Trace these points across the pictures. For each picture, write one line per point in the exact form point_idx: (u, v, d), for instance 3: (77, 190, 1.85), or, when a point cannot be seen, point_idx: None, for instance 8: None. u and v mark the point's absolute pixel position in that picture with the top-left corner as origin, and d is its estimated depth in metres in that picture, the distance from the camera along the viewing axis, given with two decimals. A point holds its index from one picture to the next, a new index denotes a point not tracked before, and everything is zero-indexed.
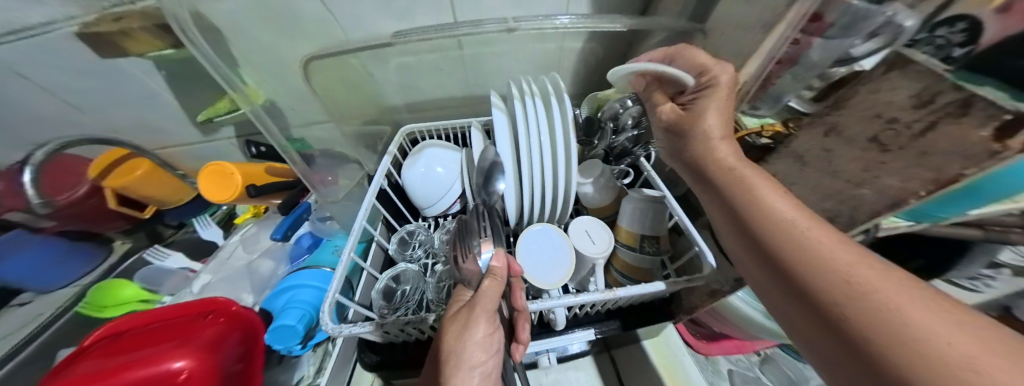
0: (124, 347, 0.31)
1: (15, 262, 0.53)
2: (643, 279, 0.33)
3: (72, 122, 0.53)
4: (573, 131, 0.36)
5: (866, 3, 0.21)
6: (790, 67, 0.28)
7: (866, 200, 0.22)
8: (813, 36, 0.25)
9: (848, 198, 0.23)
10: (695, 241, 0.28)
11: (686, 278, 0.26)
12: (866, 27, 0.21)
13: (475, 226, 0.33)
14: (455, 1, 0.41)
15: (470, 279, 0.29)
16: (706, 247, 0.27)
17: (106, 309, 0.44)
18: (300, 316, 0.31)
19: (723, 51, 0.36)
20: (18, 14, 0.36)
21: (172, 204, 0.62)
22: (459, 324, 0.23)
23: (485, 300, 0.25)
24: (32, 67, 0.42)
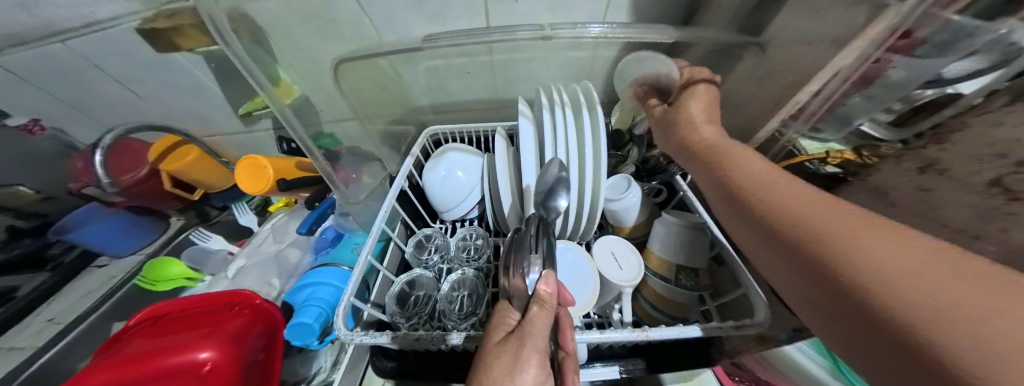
0: (163, 331, 0.35)
1: (95, 231, 0.61)
2: (677, 313, 0.30)
3: (135, 108, 0.59)
4: (604, 143, 0.34)
5: (971, 20, 0.18)
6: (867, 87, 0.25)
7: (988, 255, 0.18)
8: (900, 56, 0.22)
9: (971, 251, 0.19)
10: (745, 280, 0.25)
11: (735, 326, 0.23)
12: (968, 46, 0.18)
13: (528, 242, 0.29)
14: (489, 5, 0.40)
15: (516, 301, 0.26)
16: (760, 288, 0.24)
17: (158, 283, 0.49)
18: (317, 315, 0.32)
19: (781, 62, 0.31)
20: (91, 9, 0.41)
21: (217, 188, 0.68)
22: (507, 360, 0.21)
23: (536, 334, 0.22)
24: (103, 57, 0.47)
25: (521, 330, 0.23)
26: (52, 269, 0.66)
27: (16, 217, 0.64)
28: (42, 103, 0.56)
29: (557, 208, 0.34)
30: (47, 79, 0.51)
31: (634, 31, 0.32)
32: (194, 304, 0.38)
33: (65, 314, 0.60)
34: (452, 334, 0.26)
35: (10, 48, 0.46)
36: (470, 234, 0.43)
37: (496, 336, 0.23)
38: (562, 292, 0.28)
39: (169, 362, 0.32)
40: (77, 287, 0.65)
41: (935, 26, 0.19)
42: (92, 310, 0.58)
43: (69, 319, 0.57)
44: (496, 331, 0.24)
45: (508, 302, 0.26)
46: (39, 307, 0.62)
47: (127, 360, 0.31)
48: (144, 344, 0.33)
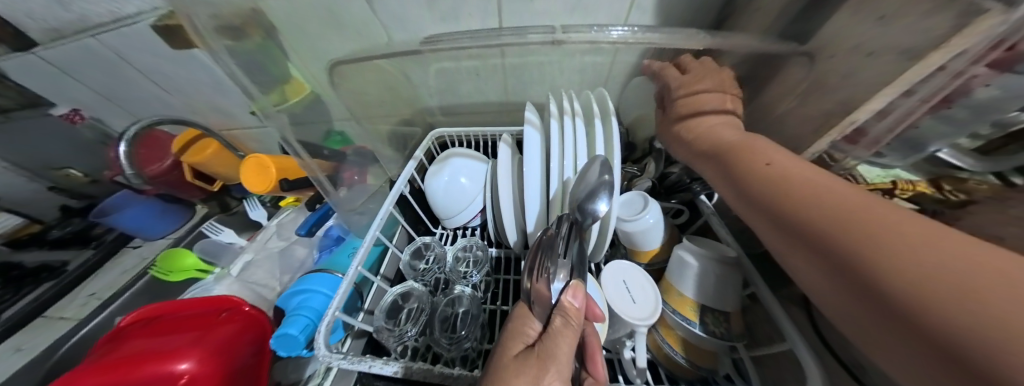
0: (155, 333, 0.35)
1: (132, 215, 0.65)
2: (708, 364, 0.27)
3: (162, 101, 0.61)
4: (618, 155, 0.30)
5: None
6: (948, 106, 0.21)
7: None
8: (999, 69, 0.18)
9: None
10: (791, 336, 0.22)
11: None
12: None
13: (560, 246, 0.27)
14: (503, 6, 0.38)
15: (537, 309, 0.24)
16: (809, 348, 0.21)
17: (172, 273, 0.50)
18: (303, 326, 0.31)
19: (832, 72, 0.27)
20: (117, 6, 0.42)
21: (235, 181, 0.70)
22: (528, 379, 0.19)
23: (559, 350, 0.21)
24: (130, 52, 0.49)
25: (543, 351, 0.21)
26: (95, 247, 0.72)
27: (71, 197, 0.74)
28: (83, 95, 0.60)
29: (596, 212, 0.28)
30: (86, 72, 0.54)
31: (660, 33, 0.29)
32: (183, 307, 0.39)
33: (103, 291, 0.65)
34: (455, 371, 0.24)
35: (53, 43, 0.49)
36: (470, 245, 0.40)
37: (512, 352, 0.21)
38: (590, 306, 0.28)
39: (150, 371, 0.31)
40: (116, 265, 0.71)
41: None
42: (128, 288, 0.62)
43: (106, 296, 0.62)
44: (513, 344, 0.22)
45: (527, 309, 0.25)
46: (85, 281, 0.68)
47: (113, 366, 0.31)
48: (136, 347, 0.34)
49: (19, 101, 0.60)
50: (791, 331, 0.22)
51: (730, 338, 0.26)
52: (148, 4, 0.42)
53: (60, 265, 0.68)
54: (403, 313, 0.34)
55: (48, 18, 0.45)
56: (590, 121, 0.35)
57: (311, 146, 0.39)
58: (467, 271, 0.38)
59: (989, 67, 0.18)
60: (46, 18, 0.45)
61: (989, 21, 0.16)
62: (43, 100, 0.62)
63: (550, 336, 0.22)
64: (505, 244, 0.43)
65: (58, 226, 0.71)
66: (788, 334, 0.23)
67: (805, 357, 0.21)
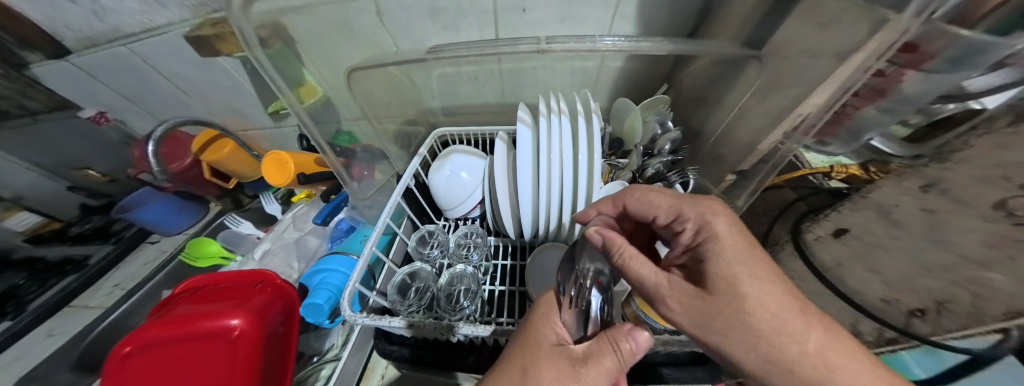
0: (202, 299, 0.40)
1: (153, 210, 0.69)
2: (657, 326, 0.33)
3: (183, 104, 0.66)
4: (600, 147, 0.35)
5: (988, 35, 0.17)
6: (875, 99, 0.25)
7: (994, 288, 0.16)
8: (907, 67, 0.22)
9: (971, 281, 0.18)
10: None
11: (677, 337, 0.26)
12: (983, 62, 0.18)
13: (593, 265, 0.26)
14: (498, 17, 0.42)
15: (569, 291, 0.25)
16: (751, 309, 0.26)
17: (199, 260, 0.55)
18: (327, 297, 0.35)
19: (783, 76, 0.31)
20: (150, 18, 0.47)
21: (249, 179, 0.74)
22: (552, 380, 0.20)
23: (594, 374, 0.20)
24: (157, 58, 0.54)
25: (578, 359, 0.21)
26: (115, 242, 0.77)
27: (89, 196, 0.78)
28: (108, 97, 0.65)
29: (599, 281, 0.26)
30: (114, 76, 0.59)
31: (637, 43, 0.32)
32: (223, 279, 0.43)
33: (127, 282, 0.69)
34: (457, 325, 0.28)
35: (86, 51, 0.53)
36: (471, 232, 0.45)
37: (548, 339, 0.23)
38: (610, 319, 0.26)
39: (205, 325, 0.37)
40: (135, 259, 0.75)
41: (942, 41, 0.19)
42: (148, 280, 0.65)
43: (130, 286, 0.66)
44: (548, 331, 0.23)
45: (554, 298, 0.25)
46: (107, 273, 0.72)
47: (173, 322, 0.37)
48: (186, 309, 0.39)
49: (50, 104, 0.65)
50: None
51: None
52: (178, 16, 0.47)
53: (83, 259, 0.72)
54: (411, 290, 0.38)
55: (84, 28, 0.49)
56: (575, 119, 0.39)
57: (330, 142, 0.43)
58: (467, 254, 0.43)
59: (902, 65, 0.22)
60: (81, 27, 0.49)
61: (892, 31, 0.19)
62: (72, 103, 0.66)
63: (594, 355, 0.20)
64: (502, 233, 0.47)
65: (76, 224, 0.75)
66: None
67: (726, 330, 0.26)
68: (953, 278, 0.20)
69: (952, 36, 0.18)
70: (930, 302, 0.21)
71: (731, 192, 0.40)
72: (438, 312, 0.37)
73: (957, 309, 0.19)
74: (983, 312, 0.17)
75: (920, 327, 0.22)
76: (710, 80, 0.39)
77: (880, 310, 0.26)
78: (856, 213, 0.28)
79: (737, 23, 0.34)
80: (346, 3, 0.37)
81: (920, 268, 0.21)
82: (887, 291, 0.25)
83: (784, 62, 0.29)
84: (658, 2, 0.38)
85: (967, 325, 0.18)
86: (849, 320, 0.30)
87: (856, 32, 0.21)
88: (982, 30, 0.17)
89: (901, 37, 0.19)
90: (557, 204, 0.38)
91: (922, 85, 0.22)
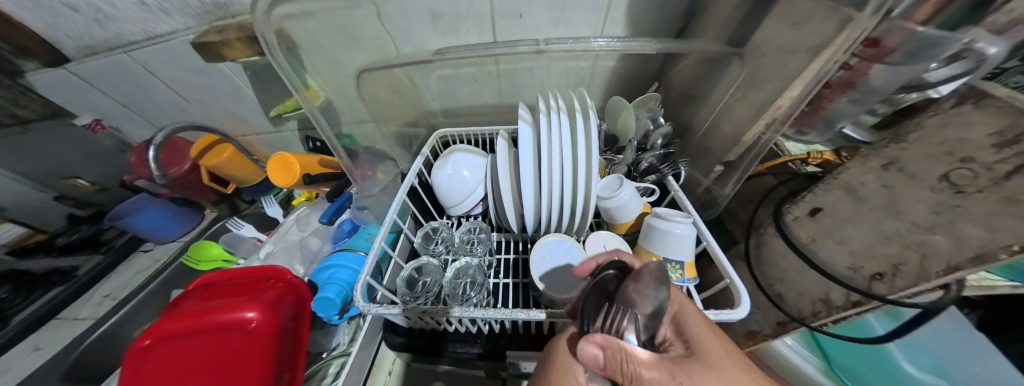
0: (215, 294, 0.41)
1: (145, 217, 0.66)
2: None
3: (182, 109, 0.66)
4: (596, 140, 0.37)
5: (936, 30, 0.20)
6: (846, 91, 0.28)
7: (938, 248, 0.22)
8: (872, 61, 0.25)
9: (920, 244, 0.23)
10: (727, 274, 0.30)
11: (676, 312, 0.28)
12: (940, 53, 0.20)
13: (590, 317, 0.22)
14: (495, 20, 0.44)
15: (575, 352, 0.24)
16: (742, 284, 0.28)
17: (201, 263, 0.55)
18: (338, 291, 0.37)
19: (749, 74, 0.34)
20: (154, 25, 0.48)
21: (247, 184, 0.73)
22: None
23: None
24: (158, 65, 0.54)
25: None
26: (105, 252, 0.72)
27: (77, 206, 0.74)
28: (104, 105, 0.64)
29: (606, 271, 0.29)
30: (113, 84, 0.59)
31: (627, 42, 0.35)
32: (236, 275, 0.43)
33: (117, 292, 0.66)
34: (454, 309, 0.29)
35: (87, 58, 0.53)
36: (474, 228, 0.46)
37: None
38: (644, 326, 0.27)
39: (221, 318, 0.38)
40: (128, 268, 0.71)
41: (902, 35, 0.22)
42: (142, 289, 0.63)
43: (122, 296, 0.63)
44: None
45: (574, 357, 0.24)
46: (96, 284, 0.68)
47: (191, 315, 0.38)
48: (199, 304, 0.39)
49: (42, 112, 0.64)
50: (727, 270, 0.30)
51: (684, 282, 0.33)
52: (183, 24, 0.48)
53: (71, 270, 0.68)
54: (419, 284, 0.39)
55: (87, 37, 0.50)
56: (572, 115, 0.41)
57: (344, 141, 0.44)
58: (472, 248, 0.44)
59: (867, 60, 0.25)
60: (84, 36, 0.50)
61: (858, 29, 0.21)
62: (66, 111, 0.66)
63: None
64: (505, 228, 0.49)
65: (65, 234, 0.72)
66: (724, 272, 0.30)
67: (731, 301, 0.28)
68: (907, 242, 0.24)
69: (908, 32, 0.21)
70: (889, 266, 0.26)
71: (719, 181, 0.42)
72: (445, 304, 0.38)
73: (908, 270, 0.24)
74: (928, 271, 0.23)
75: (877, 289, 0.27)
76: (697, 77, 0.42)
77: (847, 278, 0.30)
78: (828, 193, 0.30)
79: (719, 25, 0.37)
80: (351, 9, 0.39)
81: (877, 236, 0.26)
82: (854, 260, 0.29)
83: (762, 60, 0.32)
84: (643, 7, 0.41)
85: (918, 282, 0.23)
86: (822, 289, 0.33)
87: (824, 31, 0.24)
88: (933, 27, 0.20)
89: (863, 34, 0.21)
90: (558, 198, 0.39)
91: (884, 78, 0.25)
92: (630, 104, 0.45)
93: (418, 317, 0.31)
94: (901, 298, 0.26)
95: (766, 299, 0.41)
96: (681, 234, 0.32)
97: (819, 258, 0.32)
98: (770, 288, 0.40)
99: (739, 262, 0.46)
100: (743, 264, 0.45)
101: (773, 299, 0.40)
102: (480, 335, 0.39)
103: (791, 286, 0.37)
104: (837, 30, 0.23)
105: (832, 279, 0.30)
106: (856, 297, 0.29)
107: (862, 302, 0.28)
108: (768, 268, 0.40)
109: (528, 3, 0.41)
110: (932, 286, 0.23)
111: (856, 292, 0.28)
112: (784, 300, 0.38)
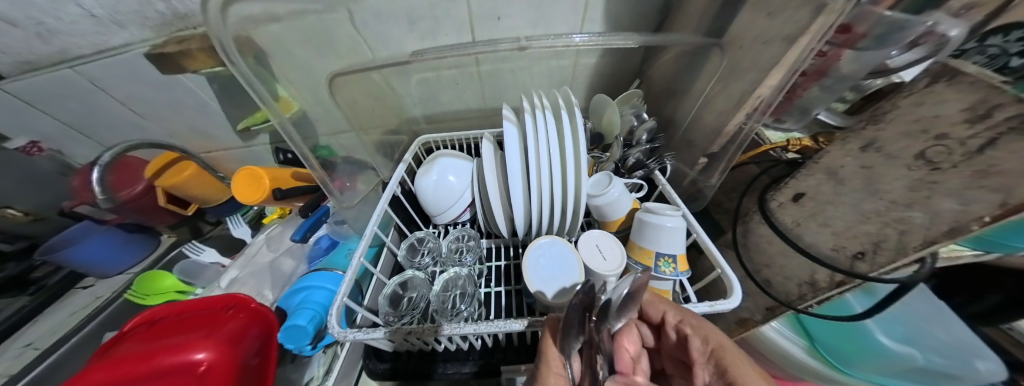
0: (159, 333, 0.35)
1: (90, 247, 0.57)
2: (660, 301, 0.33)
3: (136, 126, 0.60)
4: (583, 137, 0.36)
5: (903, 14, 0.21)
6: (819, 79, 0.29)
7: (915, 223, 0.22)
8: (842, 48, 0.26)
9: (897, 221, 0.23)
10: (717, 264, 0.30)
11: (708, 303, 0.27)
12: (905, 37, 0.22)
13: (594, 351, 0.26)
14: (475, 22, 0.44)
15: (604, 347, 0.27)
16: (730, 271, 0.28)
17: (148, 297, 0.51)
18: (311, 317, 0.35)
19: (726, 66, 0.35)
20: (103, 38, 0.44)
21: (211, 204, 0.68)
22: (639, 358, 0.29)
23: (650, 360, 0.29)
24: (108, 79, 0.49)
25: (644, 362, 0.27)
26: (34, 293, 0.60)
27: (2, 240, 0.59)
28: (44, 126, 0.57)
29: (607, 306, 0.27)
30: (54, 101, 0.53)
31: (608, 37, 0.35)
32: (189, 308, 0.38)
33: (42, 340, 0.52)
34: (440, 326, 0.27)
35: (25, 75, 0.47)
36: (463, 235, 0.44)
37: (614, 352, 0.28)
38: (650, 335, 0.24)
39: (165, 361, 0.32)
40: (61, 309, 0.59)
41: (871, 20, 0.22)
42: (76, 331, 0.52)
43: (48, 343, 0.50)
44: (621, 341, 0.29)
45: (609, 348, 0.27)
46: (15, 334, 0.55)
47: (127, 359, 0.31)
48: (135, 347, 0.33)
49: None
50: (717, 260, 0.30)
51: (676, 275, 0.32)
52: (137, 36, 0.44)
53: None
54: (403, 301, 0.37)
55: (22, 50, 0.44)
56: (557, 113, 0.40)
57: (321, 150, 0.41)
58: (461, 257, 0.42)
59: (839, 46, 0.26)
60: (16, 50, 0.44)
61: (831, 15, 0.22)
62: None
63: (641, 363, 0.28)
64: (494, 234, 0.47)
65: None
66: (715, 263, 0.30)
67: (726, 283, 0.28)
68: (884, 220, 0.25)
69: (878, 17, 0.22)
70: (868, 244, 0.26)
71: (705, 172, 0.43)
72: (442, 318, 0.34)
73: (887, 247, 0.25)
74: (906, 245, 0.23)
75: (858, 268, 0.27)
76: (678, 70, 0.43)
77: (828, 258, 0.30)
78: (810, 177, 0.31)
79: (697, 20, 0.38)
80: (324, 13, 0.37)
81: (857, 216, 0.27)
82: (835, 240, 0.29)
83: (740, 50, 0.32)
84: (621, 5, 0.42)
85: (896, 258, 0.24)
86: (807, 271, 0.33)
87: (799, 19, 0.25)
88: None
89: (835, 20, 0.22)
90: (548, 200, 0.38)
91: (854, 64, 0.26)
92: (612, 100, 0.45)
93: (402, 339, 0.29)
94: (879, 275, 0.26)
95: (754, 285, 0.41)
96: (672, 227, 0.31)
97: (804, 241, 0.32)
98: (758, 274, 0.40)
99: (727, 251, 0.46)
100: (731, 252, 0.45)
101: (762, 285, 0.40)
102: (472, 351, 0.37)
103: (778, 270, 0.37)
104: (812, 18, 0.23)
105: (817, 262, 0.30)
106: (839, 277, 0.29)
107: (847, 281, 0.29)
108: (755, 255, 0.41)
109: (506, 5, 0.41)
110: (910, 261, 0.23)
111: (838, 272, 0.28)
112: (772, 286, 0.38)
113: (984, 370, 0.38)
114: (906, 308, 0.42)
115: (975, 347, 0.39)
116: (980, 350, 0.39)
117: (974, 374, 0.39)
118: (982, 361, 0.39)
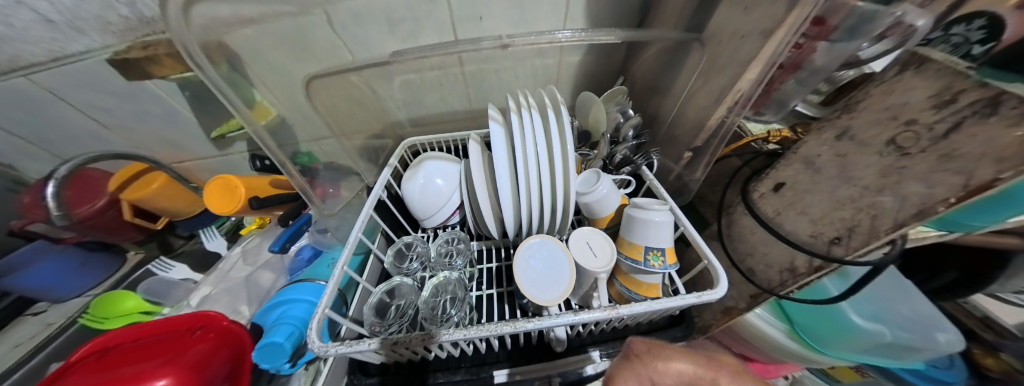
0: (105, 365, 0.29)
1: (37, 273, 0.51)
2: (648, 294, 0.33)
3: (98, 138, 0.57)
4: (570, 136, 0.36)
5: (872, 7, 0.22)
6: (795, 71, 0.30)
7: (885, 207, 0.23)
8: (816, 40, 0.27)
9: (870, 206, 0.24)
10: (704, 255, 0.30)
11: (694, 295, 0.27)
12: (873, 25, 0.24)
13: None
14: (456, 23, 0.43)
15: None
16: (717, 261, 0.28)
17: (108, 320, 0.47)
18: (289, 333, 0.33)
19: (707, 61, 0.35)
20: (60, 45, 0.41)
21: (182, 216, 0.64)
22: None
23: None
24: (65, 89, 0.46)
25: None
26: None
27: None
28: None
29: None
30: (4, 112, 0.49)
31: (589, 34, 0.35)
32: (146, 334, 0.34)
33: None
34: (424, 335, 0.26)
35: None
36: (453, 238, 0.43)
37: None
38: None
39: None
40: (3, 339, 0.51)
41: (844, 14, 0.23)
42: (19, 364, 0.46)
43: None
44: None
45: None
46: None
47: None
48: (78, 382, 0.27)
49: None
50: (704, 251, 0.30)
51: (665, 268, 0.32)
52: (97, 42, 0.41)
53: None
54: (391, 310, 0.35)
55: None
56: (544, 111, 0.39)
57: (298, 154, 0.39)
58: (451, 260, 0.41)
59: (813, 38, 0.26)
60: None
61: (806, 8, 0.22)
62: None
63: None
64: (485, 236, 0.46)
65: None
66: (702, 254, 0.30)
67: (710, 267, 0.29)
68: (858, 206, 0.25)
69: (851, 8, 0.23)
70: (843, 230, 0.27)
71: (689, 167, 0.43)
72: (443, 313, 0.34)
73: (861, 231, 0.25)
74: (878, 229, 0.24)
75: (835, 252, 0.28)
76: (659, 67, 0.44)
77: (807, 245, 0.31)
78: (788, 167, 0.32)
79: (676, 19, 0.38)
80: (299, 15, 0.35)
81: (831, 203, 0.27)
82: (813, 227, 0.29)
83: (721, 44, 0.33)
84: (601, 2, 0.43)
85: (869, 241, 0.25)
86: (786, 258, 0.34)
87: (774, 13, 0.25)
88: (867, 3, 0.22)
89: (810, 12, 0.23)
90: (539, 200, 0.37)
91: (826, 56, 0.27)
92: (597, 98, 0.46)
93: (391, 351, 0.27)
94: (854, 258, 0.27)
95: (739, 275, 0.42)
96: (660, 221, 0.31)
97: (784, 228, 0.33)
98: (742, 263, 0.41)
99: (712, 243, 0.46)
100: (716, 243, 0.46)
101: (746, 273, 0.40)
102: (464, 358, 0.37)
103: (760, 259, 0.38)
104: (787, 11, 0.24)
105: (797, 248, 0.30)
106: (817, 262, 0.30)
107: (824, 266, 0.29)
108: (739, 244, 0.41)
109: (487, 5, 0.41)
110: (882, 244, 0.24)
111: (817, 258, 0.29)
112: (755, 274, 0.39)
113: (944, 341, 0.41)
114: (875, 287, 0.46)
115: (934, 321, 0.43)
116: (939, 324, 0.43)
117: (935, 344, 0.42)
118: (942, 334, 0.42)
